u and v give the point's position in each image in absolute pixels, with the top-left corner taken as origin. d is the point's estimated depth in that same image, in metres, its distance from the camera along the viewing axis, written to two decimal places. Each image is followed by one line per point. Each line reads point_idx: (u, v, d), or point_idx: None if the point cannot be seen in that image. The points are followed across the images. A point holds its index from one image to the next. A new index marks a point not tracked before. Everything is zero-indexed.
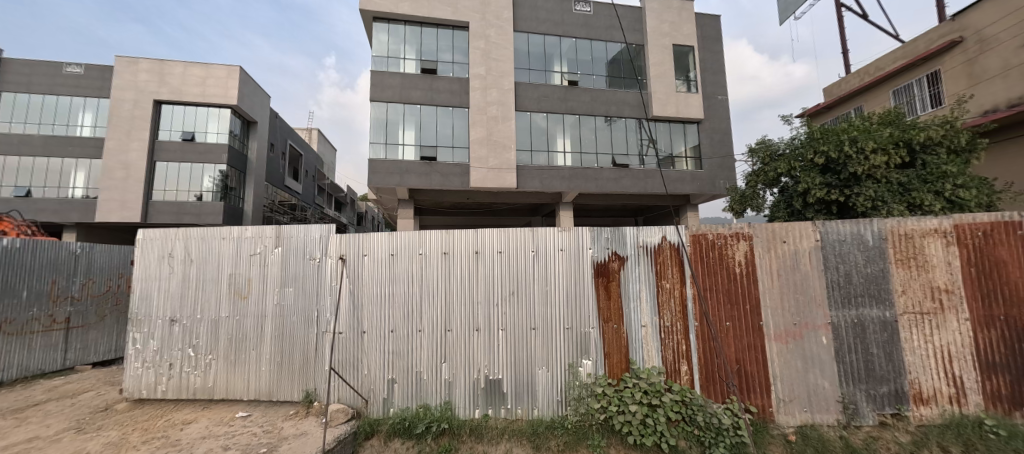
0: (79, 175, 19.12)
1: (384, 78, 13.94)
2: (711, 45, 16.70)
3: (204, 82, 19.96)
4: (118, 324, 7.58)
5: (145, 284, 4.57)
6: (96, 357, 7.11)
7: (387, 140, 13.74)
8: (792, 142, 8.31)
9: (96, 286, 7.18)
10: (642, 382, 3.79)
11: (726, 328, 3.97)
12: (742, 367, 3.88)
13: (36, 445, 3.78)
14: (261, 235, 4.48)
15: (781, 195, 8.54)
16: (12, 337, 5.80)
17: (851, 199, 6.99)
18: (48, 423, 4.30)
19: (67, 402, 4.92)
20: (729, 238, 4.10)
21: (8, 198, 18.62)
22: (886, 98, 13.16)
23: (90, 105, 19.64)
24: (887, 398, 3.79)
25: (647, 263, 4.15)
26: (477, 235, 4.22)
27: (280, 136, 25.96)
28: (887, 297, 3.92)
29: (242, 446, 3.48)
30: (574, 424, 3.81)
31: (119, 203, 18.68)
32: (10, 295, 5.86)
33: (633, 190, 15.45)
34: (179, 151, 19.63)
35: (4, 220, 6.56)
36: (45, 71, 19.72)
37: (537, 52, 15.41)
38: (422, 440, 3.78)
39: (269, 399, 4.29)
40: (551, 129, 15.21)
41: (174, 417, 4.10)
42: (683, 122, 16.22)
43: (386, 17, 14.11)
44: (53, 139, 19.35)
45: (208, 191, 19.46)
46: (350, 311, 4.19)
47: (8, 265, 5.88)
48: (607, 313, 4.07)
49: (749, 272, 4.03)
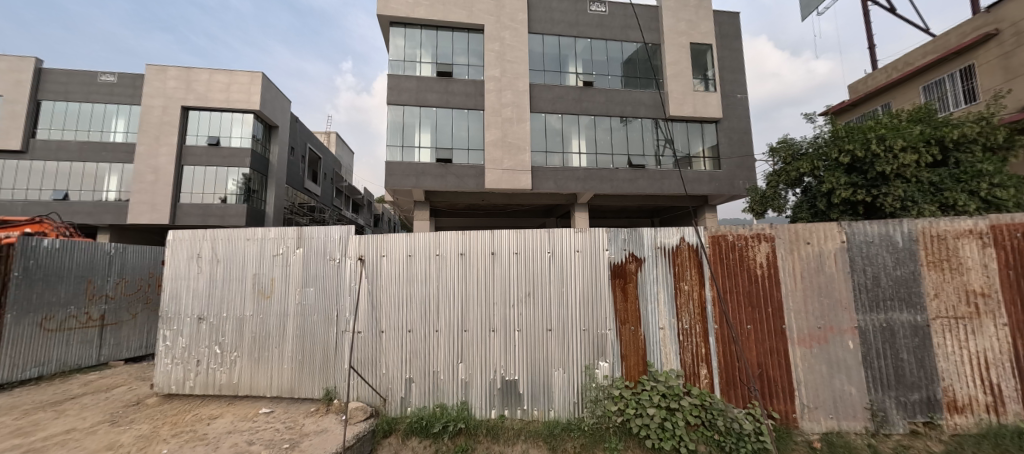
0: (113, 179, 19.95)
1: (401, 81, 14.14)
2: (730, 43, 16.39)
3: (228, 89, 20.67)
4: (149, 322, 7.88)
5: (174, 283, 4.75)
6: (128, 353, 7.41)
7: (404, 142, 13.93)
8: (815, 141, 8.10)
9: (128, 286, 7.48)
10: (660, 384, 3.77)
11: (747, 332, 3.89)
12: (764, 371, 3.79)
13: (73, 436, 3.96)
14: (283, 236, 4.59)
15: (804, 196, 8.37)
16: (52, 334, 6.12)
17: (878, 199, 6.75)
18: (85, 415, 4.51)
19: (102, 396, 5.15)
20: (750, 240, 4.01)
21: (48, 202, 19.48)
22: (917, 94, 12.66)
23: (123, 112, 20.53)
24: (918, 406, 3.64)
25: (665, 265, 4.10)
26: (494, 236, 4.25)
27: (300, 140, 26.61)
28: (918, 301, 3.77)
29: (265, 441, 3.58)
30: (590, 427, 3.79)
31: (149, 206, 19.42)
32: (52, 293, 6.19)
33: (650, 190, 15.27)
34: (205, 156, 20.33)
35: (46, 222, 6.85)
36: (81, 80, 20.65)
37: (552, 53, 15.39)
38: (439, 439, 3.83)
39: (291, 396, 4.41)
40: (565, 130, 15.15)
41: (200, 412, 4.25)
42: (700, 122, 15.93)
43: (403, 21, 14.31)
44: (88, 144, 20.20)
45: (232, 194, 20.16)
46: (368, 311, 4.26)
47: (50, 263, 6.21)
48: (624, 314, 4.03)
49: (771, 274, 3.94)
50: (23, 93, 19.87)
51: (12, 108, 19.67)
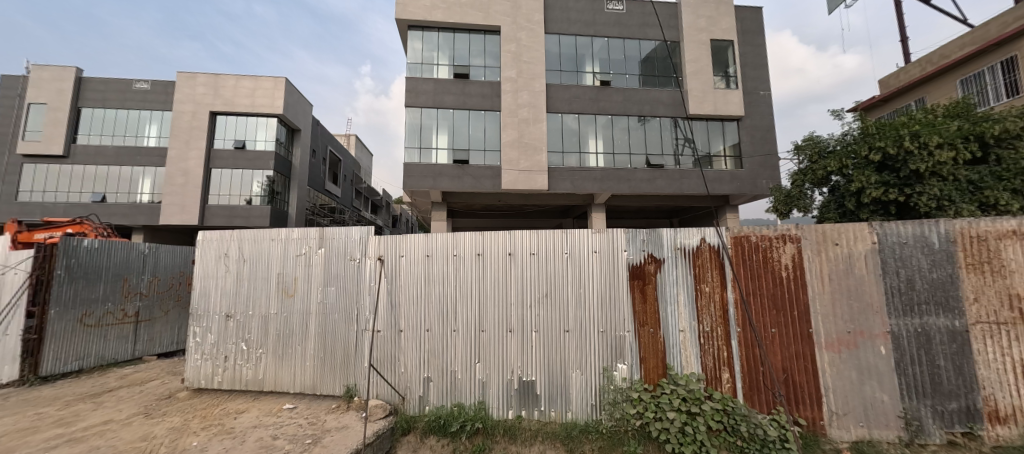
0: (146, 182, 20.85)
1: (419, 84, 14.33)
2: (752, 39, 15.95)
3: (253, 94, 21.39)
4: (180, 319, 8.18)
5: (204, 282, 4.95)
6: (161, 349, 7.72)
7: (422, 144, 14.09)
8: (843, 138, 7.82)
9: (161, 284, 7.78)
10: (680, 388, 3.70)
11: (771, 335, 3.78)
12: (789, 376, 3.68)
13: (111, 427, 4.16)
14: (306, 236, 4.71)
15: (831, 195, 8.09)
16: (90, 330, 6.44)
17: (912, 199, 6.46)
18: (120, 407, 4.73)
19: (137, 389, 5.39)
20: (774, 240, 3.91)
21: (87, 204, 20.51)
22: (953, 88, 12.06)
23: (155, 118, 21.46)
24: (956, 415, 3.46)
25: (685, 266, 4.02)
26: (511, 236, 4.25)
27: (321, 142, 27.27)
28: (956, 305, 3.59)
29: (288, 436, 3.68)
30: (608, 429, 3.75)
31: (179, 207, 20.19)
32: (90, 291, 6.50)
33: (669, 190, 15.01)
34: (232, 159, 21.10)
35: (86, 222, 7.19)
36: (117, 87, 21.68)
37: (568, 53, 15.32)
38: (457, 438, 3.86)
39: (314, 392, 4.52)
40: (582, 130, 15.06)
41: (228, 407, 4.40)
42: (721, 120, 15.58)
43: (421, 25, 14.48)
44: (124, 149, 21.19)
45: (257, 196, 20.92)
46: (387, 310, 4.33)
47: (90, 262, 6.53)
48: (643, 316, 3.98)
49: (796, 276, 3.81)
50: (65, 101, 21.01)
51: (55, 115, 20.81)
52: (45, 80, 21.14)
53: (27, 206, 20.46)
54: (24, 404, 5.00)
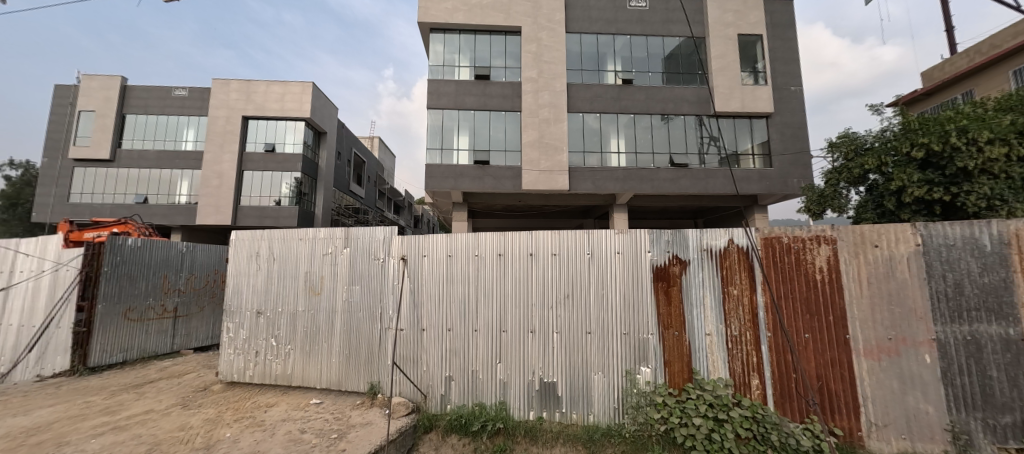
0: (184, 184, 21.95)
1: (440, 86, 14.52)
2: (782, 32, 15.40)
3: (283, 98, 22.27)
4: (215, 315, 8.54)
5: (237, 280, 5.16)
6: (197, 343, 8.10)
7: (443, 145, 14.27)
8: (882, 135, 7.45)
9: (197, 281, 8.14)
10: (706, 393, 3.60)
11: (804, 341, 3.63)
12: (824, 384, 3.52)
13: (152, 416, 4.40)
14: (332, 236, 4.84)
15: (869, 194, 7.71)
16: (134, 324, 6.84)
17: (959, 198, 6.08)
18: (160, 398, 4.99)
19: (175, 381, 5.68)
20: (808, 242, 3.75)
21: (130, 205, 21.75)
22: (1004, 79, 11.27)
23: (192, 123, 22.56)
24: (1011, 430, 3.21)
25: (712, 268, 3.91)
26: (532, 237, 4.24)
27: (346, 145, 28.04)
28: (1011, 312, 3.33)
29: (315, 430, 3.78)
30: (631, 433, 3.68)
31: (213, 208, 21.12)
32: (134, 288, 6.88)
33: (693, 190, 14.65)
34: (262, 162, 21.95)
35: (130, 222, 7.60)
36: (158, 94, 22.90)
37: (590, 51, 15.19)
38: (478, 438, 3.89)
39: (339, 388, 4.64)
40: (604, 130, 14.89)
41: (258, 400, 4.57)
42: (749, 117, 15.10)
43: (442, 27, 14.66)
44: (164, 153, 22.36)
45: (286, 197, 21.75)
46: (410, 309, 4.40)
47: (134, 261, 6.91)
48: (667, 319, 3.89)
49: (832, 279, 3.64)
50: (111, 108, 22.36)
51: (103, 122, 22.16)
52: (94, 89, 22.56)
53: (77, 207, 21.86)
54: (75, 392, 5.34)
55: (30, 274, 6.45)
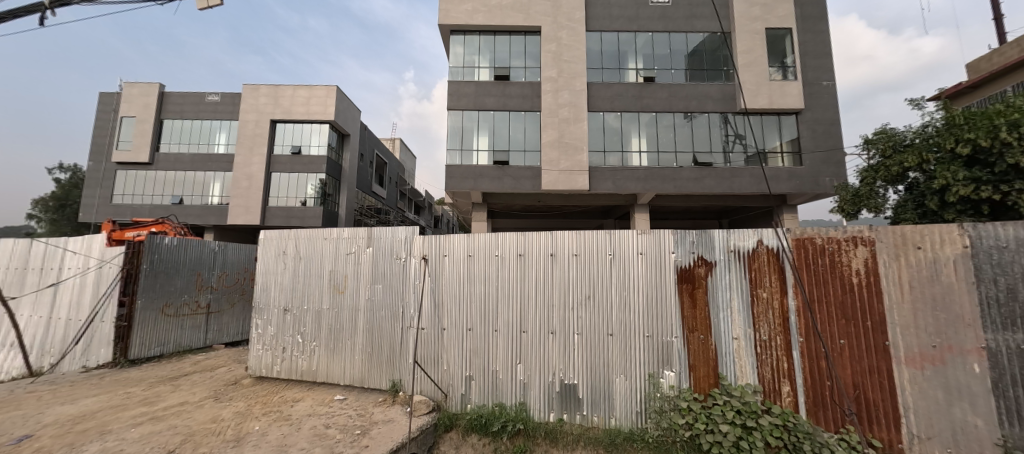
0: (216, 186, 22.91)
1: (460, 87, 14.66)
2: (813, 25, 14.83)
3: (309, 102, 22.98)
4: (244, 311, 8.87)
5: (265, 278, 5.33)
6: (228, 338, 8.43)
7: (463, 146, 14.39)
8: (924, 130, 7.07)
9: (228, 278, 8.45)
10: (733, 399, 3.48)
11: (839, 347, 3.46)
12: (861, 393, 3.35)
13: (186, 407, 4.60)
14: (355, 236, 4.94)
15: (909, 194, 7.33)
16: (171, 319, 7.19)
17: (1009, 197, 5.69)
18: (194, 391, 5.21)
19: (208, 375, 5.91)
20: (844, 243, 3.58)
21: (167, 206, 22.85)
22: None
23: (224, 127, 23.54)
24: None
25: (739, 270, 3.78)
26: (553, 237, 4.21)
27: (368, 146, 28.67)
28: None
29: (339, 426, 3.86)
30: (655, 439, 3.60)
31: (243, 209, 21.96)
32: (170, 285, 7.21)
33: (718, 190, 14.26)
34: (289, 163, 22.70)
35: (167, 222, 7.99)
36: (192, 100, 23.99)
37: (610, 50, 15.02)
38: (498, 438, 3.89)
39: (361, 385, 4.72)
40: (624, 129, 14.69)
41: (286, 394, 4.71)
42: (776, 114, 14.60)
43: (462, 29, 14.81)
44: (198, 156, 23.39)
45: (311, 198, 22.42)
46: (431, 308, 4.44)
47: (170, 258, 7.25)
48: (692, 322, 3.79)
49: (870, 283, 3.47)
50: (150, 114, 23.57)
51: (143, 127, 23.38)
52: (134, 95, 23.82)
53: (120, 208, 23.10)
54: (116, 384, 5.63)
55: (76, 271, 6.86)
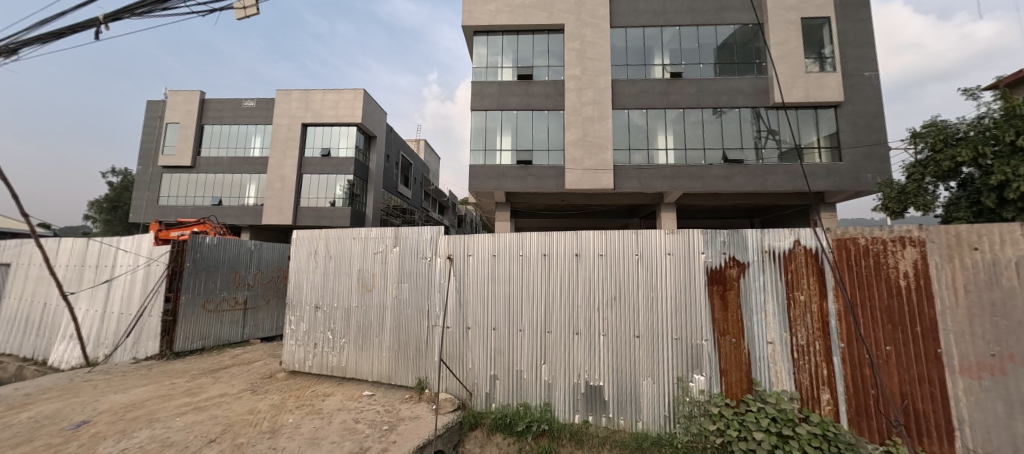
0: (252, 187, 24.00)
1: (484, 87, 14.76)
2: (854, 13, 14.05)
3: (337, 105, 23.71)
4: (278, 307, 9.25)
5: (298, 276, 5.55)
6: (264, 333, 8.83)
7: (486, 146, 14.48)
8: (980, 122, 6.58)
9: (263, 276, 8.83)
10: (768, 406, 3.34)
11: (885, 354, 3.27)
12: (911, 403, 3.15)
13: (226, 399, 4.84)
14: (383, 235, 5.06)
15: (962, 190, 6.83)
16: (211, 314, 7.60)
17: None
18: (233, 383, 5.47)
19: (246, 368, 6.20)
20: (890, 244, 3.37)
21: (208, 207, 24.13)
22: None
23: (258, 132, 24.64)
24: None
25: (775, 271, 3.63)
26: (578, 237, 4.16)
27: (394, 147, 29.31)
28: None
29: (367, 421, 3.97)
30: (683, 444, 3.50)
31: (277, 209, 22.92)
32: (211, 282, 7.61)
33: (749, 188, 13.75)
34: (320, 165, 23.52)
35: (208, 222, 8.42)
36: (229, 106, 25.19)
37: (636, 46, 14.73)
38: (522, 438, 3.88)
39: (389, 382, 4.84)
40: (650, 126, 14.39)
41: (317, 389, 4.89)
42: (812, 108, 13.92)
43: (486, 30, 14.90)
44: (235, 159, 24.57)
45: (340, 198, 23.12)
46: (456, 307, 4.49)
47: (211, 257, 7.64)
48: (723, 324, 3.67)
49: (919, 285, 3.24)
50: (192, 120, 24.93)
51: (185, 132, 24.77)
52: (178, 103, 25.26)
53: (165, 209, 24.58)
54: (164, 374, 6.00)
55: (127, 268, 7.34)
